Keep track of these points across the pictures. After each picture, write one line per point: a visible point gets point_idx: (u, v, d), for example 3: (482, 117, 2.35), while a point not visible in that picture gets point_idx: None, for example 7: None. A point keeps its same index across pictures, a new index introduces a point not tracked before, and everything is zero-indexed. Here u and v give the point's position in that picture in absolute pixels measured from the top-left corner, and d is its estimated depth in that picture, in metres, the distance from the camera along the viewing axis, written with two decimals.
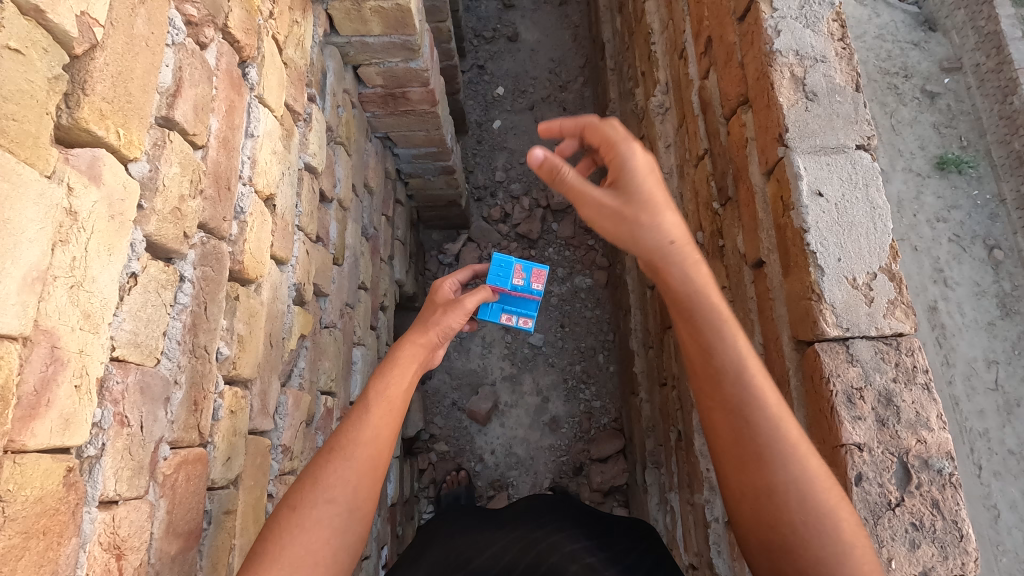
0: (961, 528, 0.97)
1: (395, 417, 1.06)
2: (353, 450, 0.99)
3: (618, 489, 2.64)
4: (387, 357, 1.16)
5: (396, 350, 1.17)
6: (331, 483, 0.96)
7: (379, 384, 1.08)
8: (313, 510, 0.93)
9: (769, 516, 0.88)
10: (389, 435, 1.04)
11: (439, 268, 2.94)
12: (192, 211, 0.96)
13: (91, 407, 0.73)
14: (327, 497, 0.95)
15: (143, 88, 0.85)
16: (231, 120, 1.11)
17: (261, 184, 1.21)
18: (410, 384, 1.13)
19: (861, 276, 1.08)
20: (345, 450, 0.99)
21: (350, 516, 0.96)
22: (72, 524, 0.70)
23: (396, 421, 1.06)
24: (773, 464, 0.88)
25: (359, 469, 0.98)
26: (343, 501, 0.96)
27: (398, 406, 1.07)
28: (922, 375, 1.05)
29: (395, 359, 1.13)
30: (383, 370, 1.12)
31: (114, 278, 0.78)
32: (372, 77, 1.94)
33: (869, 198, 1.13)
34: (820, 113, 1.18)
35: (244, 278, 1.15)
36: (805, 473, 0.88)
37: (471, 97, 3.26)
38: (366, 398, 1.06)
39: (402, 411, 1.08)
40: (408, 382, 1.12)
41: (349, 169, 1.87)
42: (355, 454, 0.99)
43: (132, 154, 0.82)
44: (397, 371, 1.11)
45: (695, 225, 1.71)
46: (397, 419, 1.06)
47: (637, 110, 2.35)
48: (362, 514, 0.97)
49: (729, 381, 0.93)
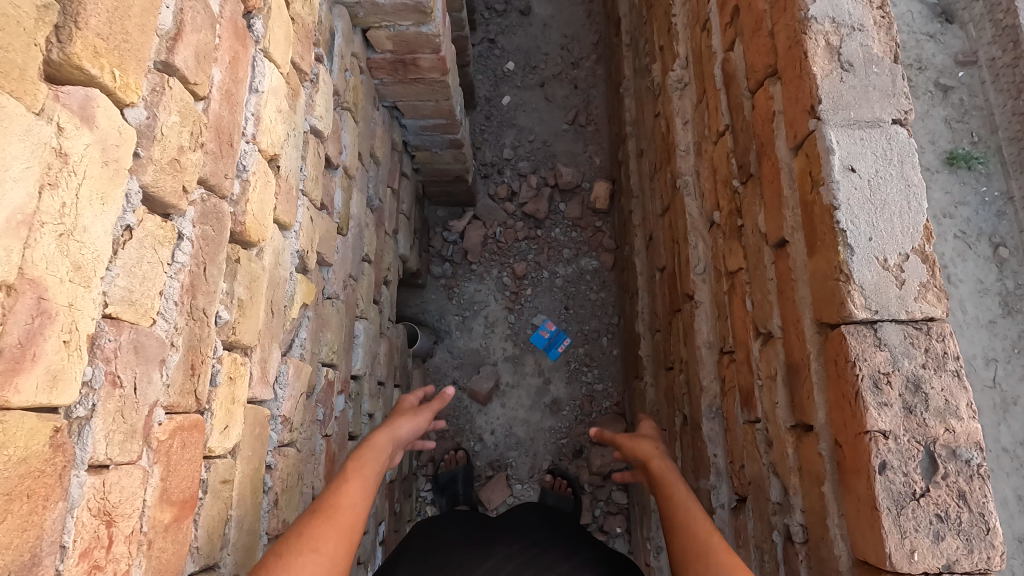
0: (988, 521, 0.93)
1: (369, 488, 1.17)
2: (336, 512, 1.07)
3: (618, 473, 2.64)
4: (358, 446, 1.28)
5: (366, 440, 1.29)
6: (314, 537, 1.02)
7: (355, 462, 1.20)
8: (296, 559, 0.98)
9: (693, 552, 1.12)
10: (365, 503, 1.14)
11: (444, 245, 2.91)
12: (192, 164, 0.91)
13: (81, 365, 0.69)
14: (313, 546, 1.00)
15: (142, 29, 0.79)
16: (235, 72, 1.06)
17: (264, 144, 1.16)
18: (381, 466, 1.25)
19: (893, 257, 1.03)
20: (327, 512, 1.07)
21: (330, 568, 1.00)
22: (59, 487, 0.66)
23: (370, 492, 1.16)
24: (688, 524, 1.18)
25: (340, 528, 1.05)
26: (324, 554, 1.01)
27: (371, 481, 1.18)
28: (953, 361, 1.00)
29: (369, 446, 1.27)
30: (357, 453, 1.24)
31: (107, 229, 0.73)
32: (382, 42, 1.88)
33: (903, 175, 1.08)
34: (855, 85, 1.12)
35: (245, 241, 1.10)
36: (710, 529, 1.15)
37: (480, 71, 3.16)
38: (342, 471, 1.17)
39: (374, 487, 1.19)
40: (378, 463, 1.24)
41: (355, 137, 1.81)
42: (336, 515, 1.07)
43: (128, 98, 0.77)
44: (370, 454, 1.24)
45: (711, 205, 1.66)
46: (371, 489, 1.17)
47: (653, 87, 2.27)
48: (339, 569, 1.01)
49: (669, 482, 1.31)
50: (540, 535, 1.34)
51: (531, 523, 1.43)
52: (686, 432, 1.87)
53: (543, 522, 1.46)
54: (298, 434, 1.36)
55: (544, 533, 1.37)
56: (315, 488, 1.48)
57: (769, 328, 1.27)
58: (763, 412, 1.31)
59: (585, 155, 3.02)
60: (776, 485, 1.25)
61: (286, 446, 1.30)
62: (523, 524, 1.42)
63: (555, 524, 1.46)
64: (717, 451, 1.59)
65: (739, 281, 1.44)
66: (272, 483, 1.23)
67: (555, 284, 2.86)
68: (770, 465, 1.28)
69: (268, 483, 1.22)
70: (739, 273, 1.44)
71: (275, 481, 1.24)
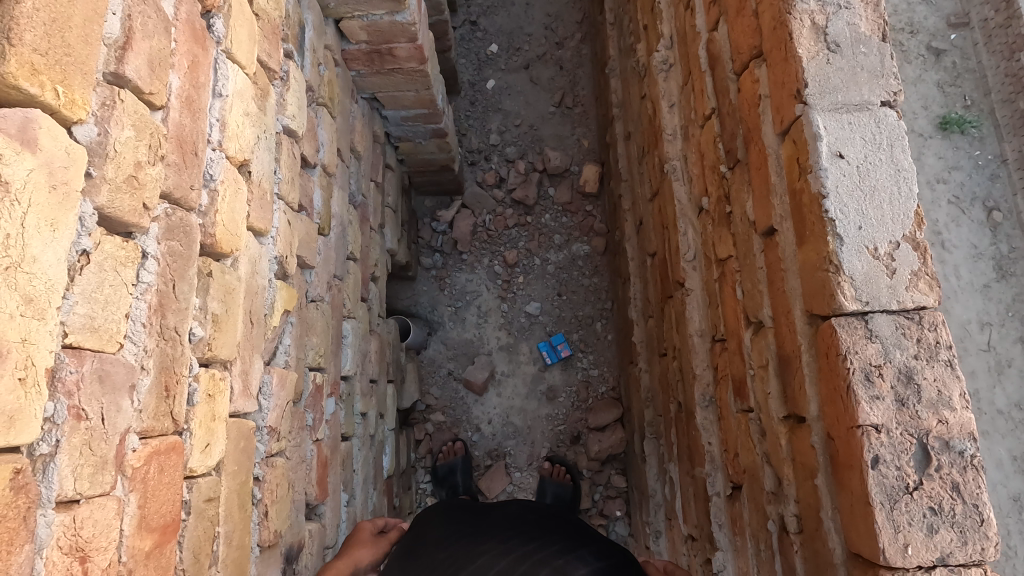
0: (982, 512, 0.92)
1: None
2: None
3: (616, 457, 2.64)
4: None
5: None
6: None
7: None
8: None
9: None
10: None
11: (433, 236, 2.87)
12: (152, 179, 0.87)
13: (41, 402, 0.66)
14: None
15: (86, 40, 0.74)
16: (195, 77, 1.01)
17: (232, 150, 1.12)
18: None
19: (883, 245, 1.00)
20: None
21: None
22: (24, 530, 0.63)
23: None
24: None
25: None
26: None
27: None
28: (945, 351, 0.98)
29: None
30: None
31: (60, 257, 0.69)
32: (356, 33, 1.81)
33: (893, 160, 1.05)
34: (842, 67, 1.08)
35: (217, 253, 1.06)
36: None
37: (463, 55, 3.08)
38: None
39: None
40: None
41: (333, 133, 1.76)
42: None
43: (76, 115, 0.73)
44: None
45: (699, 190, 1.62)
46: None
47: (639, 68, 2.21)
48: None
49: None
50: (536, 529, 1.34)
51: (528, 521, 1.39)
52: (681, 419, 1.86)
53: (541, 519, 1.42)
54: (286, 443, 1.33)
55: (540, 532, 1.33)
56: (307, 493, 1.47)
57: (760, 318, 1.25)
58: (756, 403, 1.30)
59: (573, 138, 2.97)
60: (770, 476, 1.24)
61: (275, 456, 1.28)
62: (521, 523, 1.38)
63: (553, 521, 1.42)
64: (711, 439, 1.57)
65: (729, 269, 1.41)
66: (260, 496, 1.21)
67: (547, 271, 2.82)
68: (764, 455, 1.27)
69: (256, 496, 1.20)
70: (730, 261, 1.41)
71: (264, 493, 1.22)
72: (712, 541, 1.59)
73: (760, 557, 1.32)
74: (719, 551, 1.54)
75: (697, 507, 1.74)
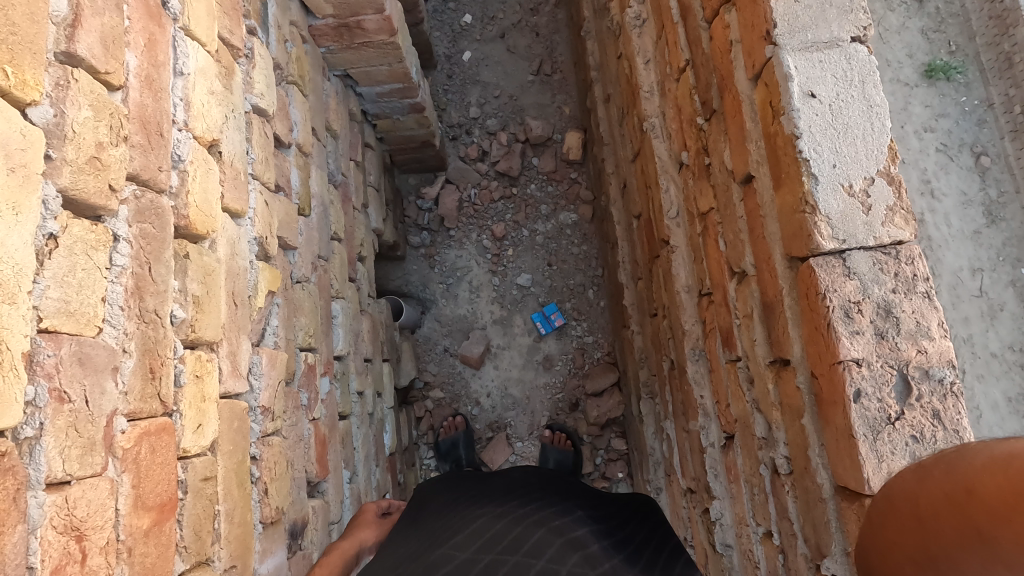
0: (962, 436, 0.94)
1: None
2: None
3: (615, 421, 2.68)
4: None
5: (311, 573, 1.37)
6: None
7: None
8: None
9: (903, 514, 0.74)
10: None
11: (419, 214, 2.85)
12: (116, 160, 0.85)
13: (21, 385, 0.66)
14: None
15: (30, 16, 0.72)
16: (154, 56, 0.99)
17: (200, 130, 1.10)
18: None
19: (858, 182, 1.00)
20: None
21: None
22: (15, 510, 0.64)
23: None
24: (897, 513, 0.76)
25: None
26: None
27: None
28: (922, 283, 0.99)
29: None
30: None
31: (27, 240, 0.69)
32: (322, 7, 1.77)
33: (865, 96, 1.04)
34: (811, 4, 1.06)
35: (193, 235, 1.06)
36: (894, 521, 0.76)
37: (437, 28, 3.02)
38: None
39: None
40: None
41: (306, 111, 1.73)
42: None
43: (29, 96, 0.71)
44: None
45: (679, 145, 1.61)
46: None
47: (613, 27, 2.17)
48: None
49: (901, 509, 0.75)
50: (540, 494, 1.34)
51: (532, 488, 1.40)
52: (675, 376, 1.88)
53: (548, 485, 1.43)
54: (281, 422, 1.34)
55: (545, 496, 1.33)
56: (308, 471, 1.48)
57: (743, 267, 1.25)
58: (743, 351, 1.31)
59: (554, 106, 2.93)
60: (760, 422, 1.26)
61: (270, 435, 1.29)
62: (526, 489, 1.39)
63: (557, 487, 1.42)
64: (703, 392, 1.59)
65: (711, 221, 1.41)
66: (258, 474, 1.22)
67: (536, 241, 2.81)
68: (754, 402, 1.28)
69: (253, 475, 1.22)
70: (711, 214, 1.41)
71: (261, 472, 1.23)
72: (709, 492, 1.61)
73: (755, 500, 1.35)
74: (716, 499, 1.57)
75: (694, 461, 1.77)
